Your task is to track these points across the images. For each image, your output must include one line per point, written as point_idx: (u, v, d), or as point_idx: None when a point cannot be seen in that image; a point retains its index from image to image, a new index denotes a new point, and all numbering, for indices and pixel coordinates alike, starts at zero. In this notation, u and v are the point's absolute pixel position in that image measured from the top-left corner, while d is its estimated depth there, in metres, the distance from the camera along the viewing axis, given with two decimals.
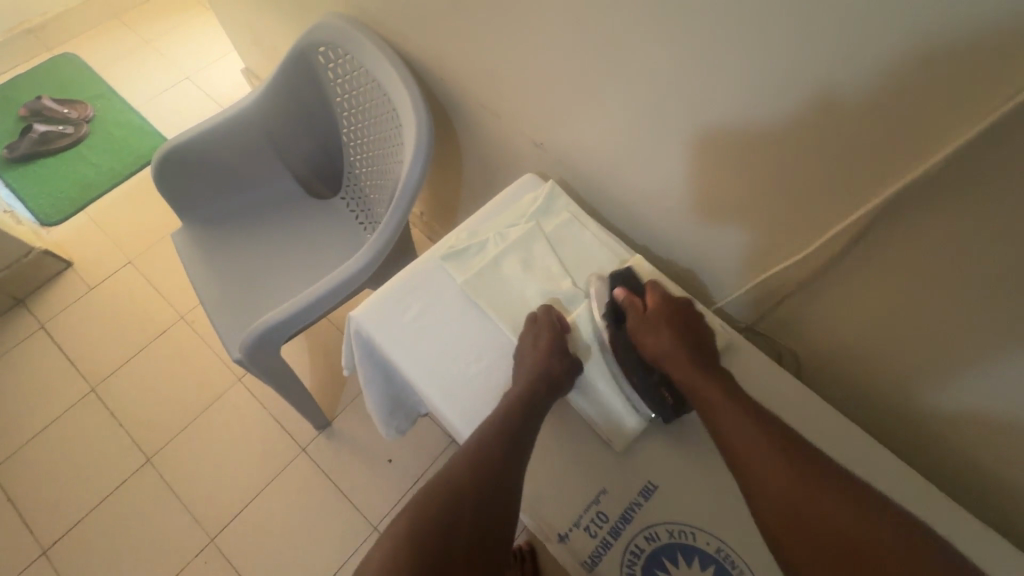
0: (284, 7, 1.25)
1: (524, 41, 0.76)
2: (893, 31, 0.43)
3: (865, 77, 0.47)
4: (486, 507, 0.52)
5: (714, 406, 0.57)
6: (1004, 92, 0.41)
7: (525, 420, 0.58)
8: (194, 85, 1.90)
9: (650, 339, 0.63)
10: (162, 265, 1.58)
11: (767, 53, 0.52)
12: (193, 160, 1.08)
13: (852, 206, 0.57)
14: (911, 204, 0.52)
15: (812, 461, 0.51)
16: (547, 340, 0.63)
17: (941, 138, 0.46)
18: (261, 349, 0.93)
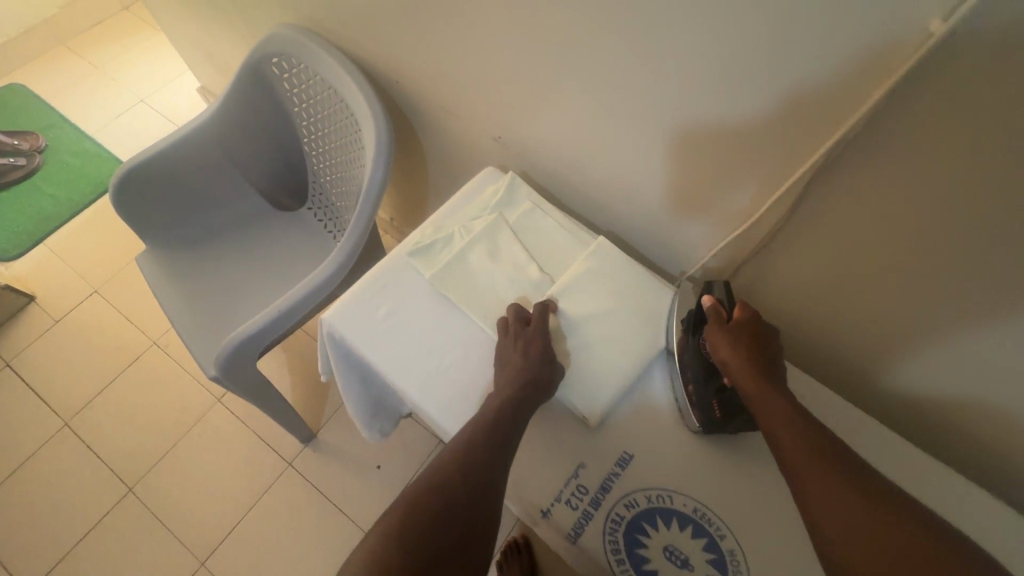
0: (235, 21, 1.25)
1: (474, 38, 0.78)
2: (807, 2, 0.47)
3: (788, 47, 0.51)
4: (469, 511, 0.52)
5: (781, 422, 0.53)
6: (906, 52, 0.45)
7: (510, 426, 0.58)
8: (149, 107, 1.87)
9: (725, 347, 0.59)
10: (129, 291, 1.55)
11: (699, 30, 0.55)
12: (154, 181, 1.07)
13: (791, 172, 0.60)
14: (842, 161, 0.55)
15: (889, 493, 0.46)
16: (534, 349, 0.63)
17: (860, 100, 0.50)
18: (237, 363, 0.93)
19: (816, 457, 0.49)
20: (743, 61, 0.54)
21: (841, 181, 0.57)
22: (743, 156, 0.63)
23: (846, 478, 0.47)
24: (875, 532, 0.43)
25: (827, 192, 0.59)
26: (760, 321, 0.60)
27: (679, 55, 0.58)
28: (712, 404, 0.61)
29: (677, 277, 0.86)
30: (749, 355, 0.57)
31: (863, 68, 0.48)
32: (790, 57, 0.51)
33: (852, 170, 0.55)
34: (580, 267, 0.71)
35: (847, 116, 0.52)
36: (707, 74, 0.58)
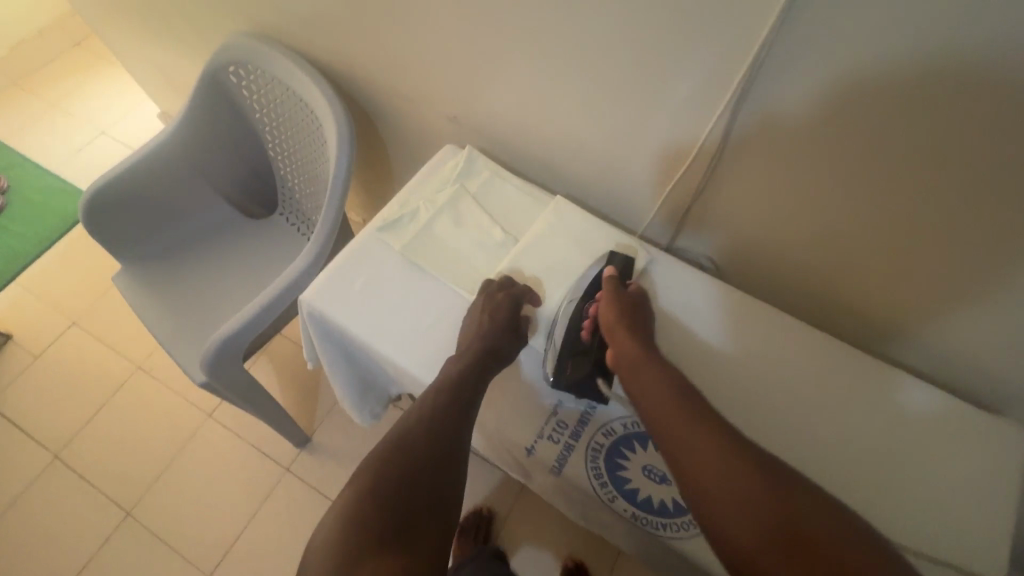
0: (185, 38, 1.27)
1: (419, 22, 0.82)
2: None
3: None
4: (436, 470, 0.57)
5: (654, 390, 0.58)
6: None
7: (469, 397, 0.61)
8: (110, 138, 1.87)
9: (604, 317, 0.65)
10: (108, 319, 1.55)
11: None
12: (123, 198, 1.08)
13: (722, 108, 0.65)
14: (761, 84, 0.61)
15: (751, 453, 0.52)
16: (498, 318, 0.66)
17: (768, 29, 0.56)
18: (223, 363, 0.94)
19: (687, 425, 0.54)
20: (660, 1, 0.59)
21: (764, 105, 0.63)
22: (677, 97, 0.68)
23: (714, 444, 0.52)
24: (740, 492, 0.48)
25: (754, 119, 0.65)
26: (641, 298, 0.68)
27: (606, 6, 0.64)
28: (567, 361, 0.64)
29: (637, 231, 0.91)
30: (628, 328, 0.63)
31: None
32: None
33: (770, 92, 0.61)
34: (542, 225, 0.75)
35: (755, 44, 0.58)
36: (634, 21, 0.63)
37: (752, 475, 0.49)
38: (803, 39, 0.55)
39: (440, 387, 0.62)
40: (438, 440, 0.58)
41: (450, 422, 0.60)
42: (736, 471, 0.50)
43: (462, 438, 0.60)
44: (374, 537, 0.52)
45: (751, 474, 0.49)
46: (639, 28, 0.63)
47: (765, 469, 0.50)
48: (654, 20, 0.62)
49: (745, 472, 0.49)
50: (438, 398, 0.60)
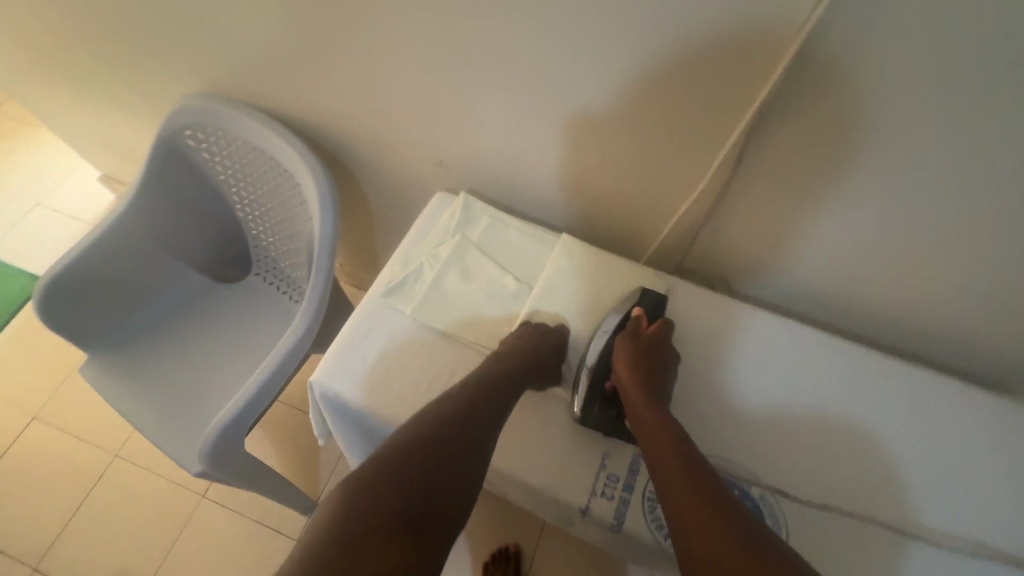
0: (128, 100, 1.18)
1: (396, 70, 0.78)
2: None
3: (704, 16, 0.56)
4: (461, 466, 0.53)
5: (650, 429, 0.56)
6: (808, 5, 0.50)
7: (503, 399, 0.60)
8: (48, 209, 1.73)
9: (618, 359, 0.63)
10: (75, 407, 1.42)
11: (616, 16, 0.59)
12: (84, 283, 0.99)
13: (729, 129, 0.66)
14: (773, 113, 0.61)
15: (732, 501, 0.48)
16: (539, 339, 0.67)
17: (777, 53, 0.56)
18: (223, 451, 0.87)
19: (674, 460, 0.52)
20: (663, 33, 0.59)
21: (775, 132, 0.63)
22: (682, 125, 0.68)
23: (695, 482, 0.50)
24: (708, 531, 0.45)
25: (767, 145, 0.64)
26: (663, 341, 0.65)
27: (603, 42, 0.62)
28: (597, 394, 0.64)
29: (641, 256, 0.91)
30: (640, 369, 0.61)
31: (768, 21, 0.53)
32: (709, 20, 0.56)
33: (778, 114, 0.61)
34: (552, 268, 0.73)
35: (766, 74, 0.58)
36: (634, 53, 0.62)
37: (722, 518, 0.46)
38: (816, 70, 0.55)
39: (472, 386, 0.60)
40: (467, 432, 0.55)
41: (481, 418, 0.57)
42: (708, 512, 0.47)
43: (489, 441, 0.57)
44: (391, 520, 0.46)
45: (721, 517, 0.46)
46: (641, 60, 0.62)
47: (744, 519, 0.46)
48: (657, 52, 0.61)
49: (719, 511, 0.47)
50: (469, 396, 0.59)
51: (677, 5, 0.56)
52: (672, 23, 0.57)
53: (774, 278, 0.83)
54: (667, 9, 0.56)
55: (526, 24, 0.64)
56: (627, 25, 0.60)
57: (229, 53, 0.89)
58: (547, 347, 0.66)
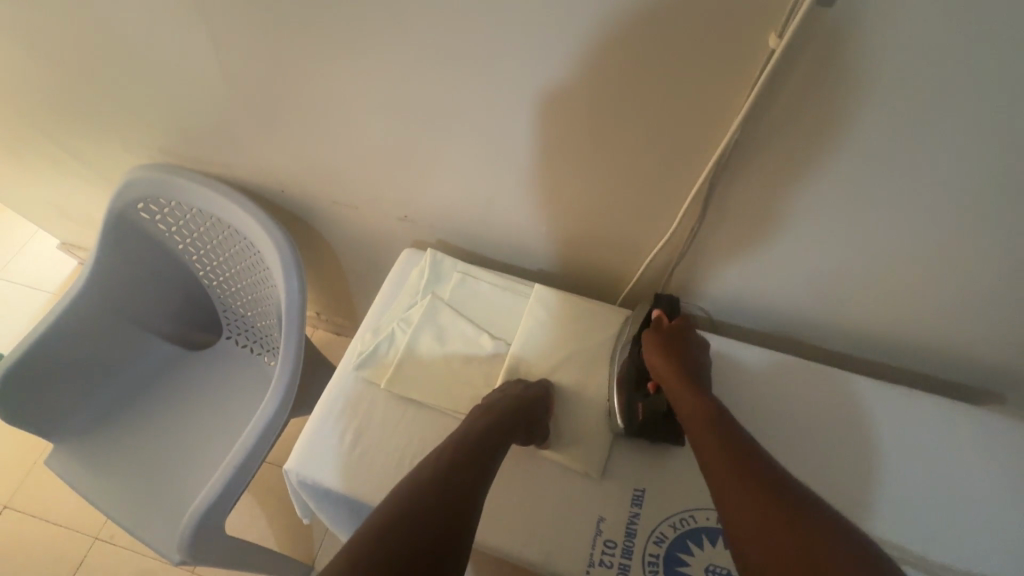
0: (80, 172, 1.14)
1: (352, 131, 0.77)
2: (661, 19, 0.51)
3: (656, 62, 0.55)
4: (450, 516, 0.47)
5: (694, 415, 0.56)
6: (765, 43, 0.50)
7: (489, 451, 0.56)
8: (6, 281, 1.65)
9: (651, 355, 0.63)
10: (49, 490, 1.36)
11: (567, 68, 0.58)
12: (42, 369, 0.94)
13: (696, 167, 0.65)
14: (738, 155, 0.60)
15: (782, 478, 0.47)
16: (521, 391, 0.63)
17: (737, 90, 0.55)
18: (203, 539, 0.83)
19: (721, 442, 0.52)
20: (619, 82, 0.58)
21: (741, 170, 0.62)
22: (648, 168, 0.67)
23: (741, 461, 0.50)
24: (756, 506, 0.45)
25: (735, 184, 0.64)
26: (691, 332, 0.65)
27: (559, 91, 0.61)
28: (635, 408, 0.63)
29: (619, 293, 0.89)
30: (676, 361, 0.61)
31: (724, 62, 0.53)
32: (664, 63, 0.55)
33: (743, 153, 0.60)
34: (528, 321, 0.71)
35: (728, 115, 0.58)
36: (592, 102, 0.61)
37: (770, 496, 0.46)
38: (776, 113, 0.55)
39: (457, 440, 0.56)
40: (455, 483, 0.51)
41: (467, 471, 0.53)
42: (756, 489, 0.47)
43: (479, 495, 0.51)
44: None
45: (769, 493, 0.46)
46: (599, 108, 0.62)
47: (794, 494, 0.46)
48: (615, 100, 0.60)
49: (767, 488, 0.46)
50: (456, 448, 0.55)
51: (627, 54, 0.55)
52: (627, 72, 0.57)
53: (753, 306, 0.82)
54: (623, 59, 0.56)
55: (482, 80, 0.63)
56: (583, 76, 0.59)
57: (180, 123, 0.86)
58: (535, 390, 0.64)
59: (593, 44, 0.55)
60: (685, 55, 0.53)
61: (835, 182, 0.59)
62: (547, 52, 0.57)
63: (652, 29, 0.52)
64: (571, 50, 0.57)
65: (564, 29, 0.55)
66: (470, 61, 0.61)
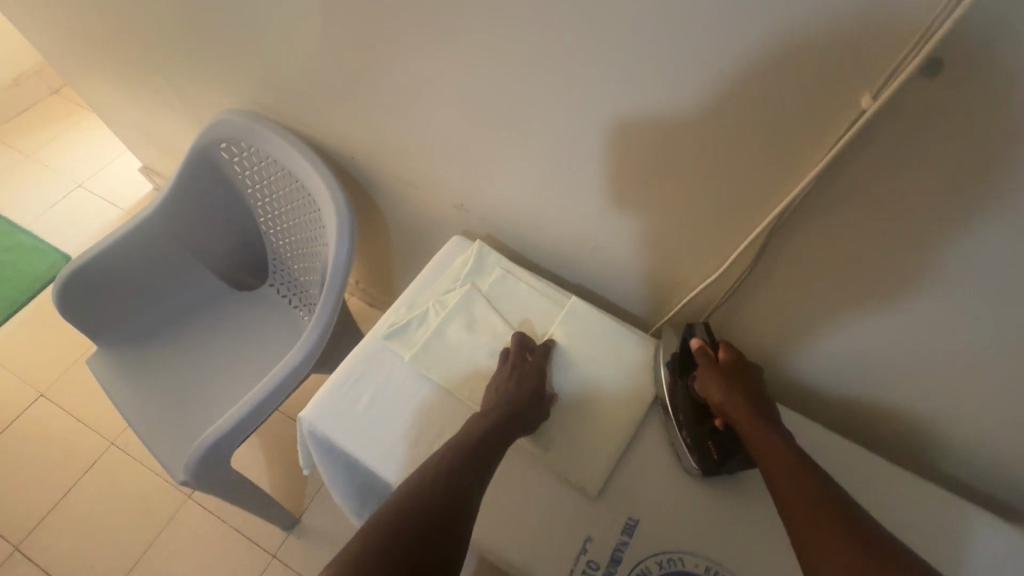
0: (176, 105, 1.22)
1: (429, 112, 0.79)
2: (755, 56, 0.50)
3: (740, 96, 0.54)
4: (447, 525, 0.49)
5: (772, 452, 0.55)
6: (860, 96, 0.48)
7: (485, 456, 0.57)
8: (87, 191, 1.79)
9: (714, 390, 0.61)
10: (81, 389, 1.45)
11: (647, 87, 0.58)
12: (104, 275, 1.02)
13: (761, 212, 0.63)
14: (805, 213, 0.59)
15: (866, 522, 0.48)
16: (523, 380, 0.65)
17: (821, 139, 0.53)
18: (209, 467, 0.87)
19: (795, 480, 0.52)
20: (695, 118, 0.58)
21: (806, 230, 0.61)
22: (707, 207, 0.66)
23: (838, 525, 0.47)
24: (839, 541, 0.46)
25: (796, 242, 0.63)
26: (745, 361, 0.63)
27: (635, 116, 0.62)
28: (708, 448, 0.62)
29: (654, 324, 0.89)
30: (739, 393, 0.60)
31: (814, 108, 0.51)
32: (750, 100, 0.54)
33: (814, 209, 0.58)
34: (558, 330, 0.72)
35: (803, 165, 0.56)
36: (664, 133, 0.62)
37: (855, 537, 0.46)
38: (852, 178, 0.54)
39: (457, 445, 0.57)
40: (452, 488, 0.52)
41: (464, 475, 0.54)
42: (843, 531, 0.47)
43: (473, 498, 0.53)
44: None
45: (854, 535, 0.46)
46: (672, 138, 0.62)
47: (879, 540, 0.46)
48: (687, 135, 0.60)
49: (857, 546, 0.45)
50: (459, 453, 0.56)
51: (713, 82, 0.54)
52: (710, 108, 0.56)
53: (788, 368, 0.80)
54: (709, 89, 0.55)
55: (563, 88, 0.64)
56: (663, 103, 0.59)
57: (273, 77, 0.91)
58: (534, 391, 0.65)
59: (681, 75, 0.55)
60: (771, 99, 0.52)
61: (904, 258, 0.57)
62: (632, 69, 0.58)
63: (739, 72, 0.52)
64: (654, 79, 0.57)
65: (654, 53, 0.55)
66: (552, 71, 0.63)
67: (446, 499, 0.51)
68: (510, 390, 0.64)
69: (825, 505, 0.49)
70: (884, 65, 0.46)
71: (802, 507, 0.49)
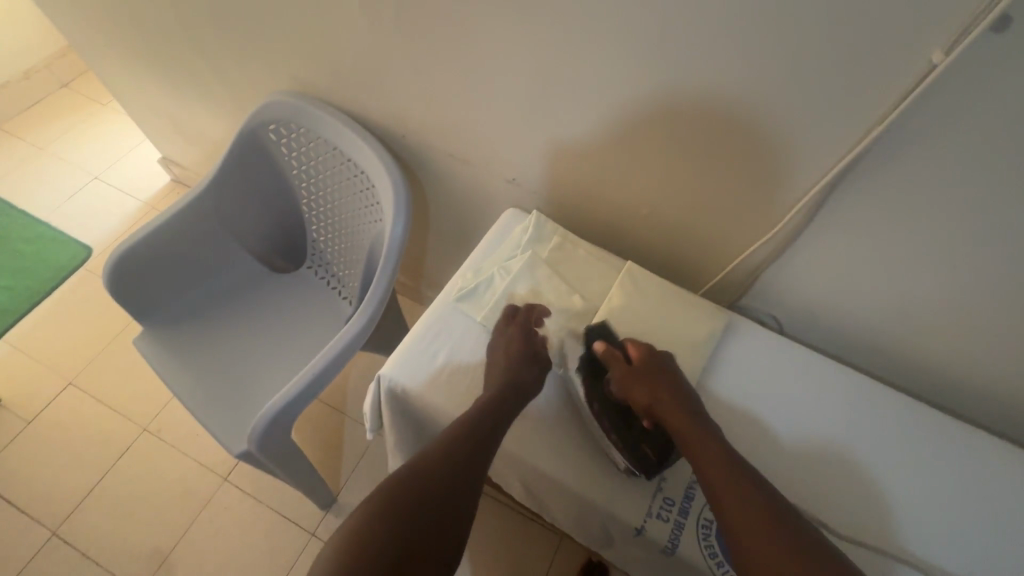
0: (212, 90, 1.24)
1: (485, 90, 0.83)
2: (827, 24, 0.54)
3: (809, 63, 0.58)
4: (452, 486, 0.58)
5: (698, 446, 0.59)
6: (929, 59, 0.52)
7: (494, 422, 0.62)
8: (106, 182, 1.79)
9: (639, 386, 0.65)
10: (111, 376, 1.46)
11: (718, 55, 0.61)
12: (152, 255, 1.04)
13: (818, 175, 0.68)
14: (862, 172, 0.64)
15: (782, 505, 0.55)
16: (514, 343, 0.69)
17: (886, 102, 0.57)
18: (271, 436, 0.90)
19: (725, 473, 0.57)
20: (763, 85, 0.62)
21: (862, 189, 0.66)
22: (761, 171, 0.71)
23: (763, 511, 0.54)
24: (766, 530, 0.52)
25: (852, 201, 0.68)
26: (656, 357, 0.67)
27: (700, 87, 0.66)
28: (643, 448, 0.64)
29: (698, 289, 0.94)
30: (663, 394, 0.64)
31: (882, 71, 0.55)
32: (820, 66, 0.57)
33: (878, 169, 0.63)
34: (617, 292, 0.76)
35: (863, 129, 0.61)
36: (730, 100, 0.65)
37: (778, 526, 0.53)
38: (911, 137, 0.58)
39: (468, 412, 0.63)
40: (462, 452, 0.60)
41: (473, 440, 0.61)
42: (769, 518, 0.53)
43: (479, 462, 0.60)
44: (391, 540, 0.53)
45: (777, 524, 0.53)
46: (738, 104, 0.65)
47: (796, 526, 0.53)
48: (749, 102, 0.64)
49: (779, 535, 0.52)
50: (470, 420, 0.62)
51: (783, 50, 0.58)
52: (779, 75, 0.60)
53: (829, 323, 0.86)
54: (780, 57, 0.58)
55: (630, 61, 0.67)
56: (730, 72, 0.62)
57: (325, 58, 0.94)
58: (538, 351, 0.70)
59: (750, 46, 0.59)
60: (841, 64, 0.56)
61: (954, 213, 0.62)
62: (702, 39, 0.61)
63: (811, 40, 0.56)
64: (725, 48, 0.61)
65: (728, 25, 0.58)
66: (621, 46, 0.66)
67: (455, 463, 0.59)
68: (518, 348, 0.69)
69: (753, 494, 0.55)
70: (955, 26, 0.50)
71: (734, 502, 0.54)
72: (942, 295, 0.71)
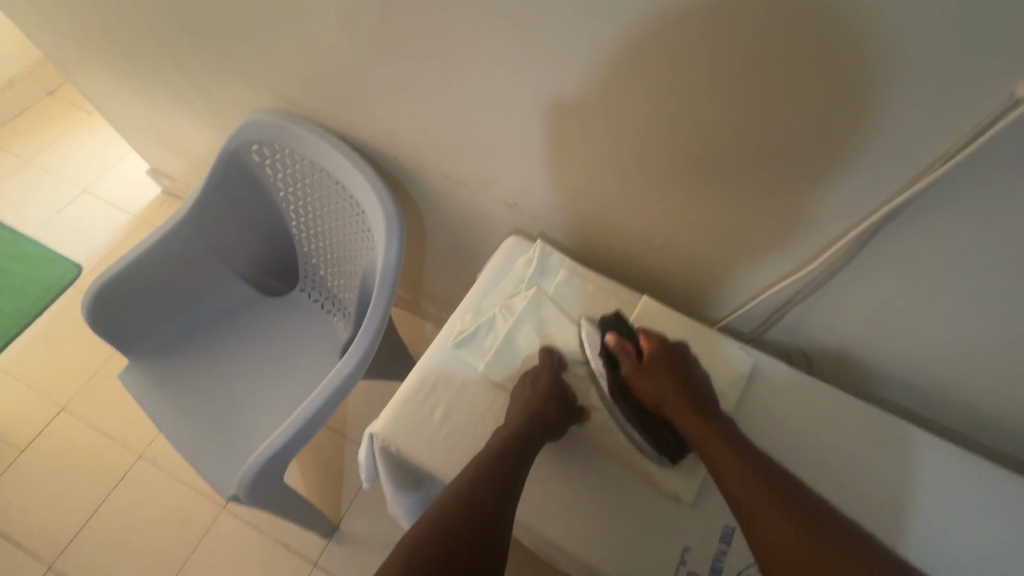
0: (195, 105, 1.17)
1: (486, 113, 0.75)
2: (884, 50, 0.46)
3: (863, 91, 0.50)
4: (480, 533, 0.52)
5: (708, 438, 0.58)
6: (1007, 90, 0.45)
7: (517, 462, 0.58)
8: (93, 196, 1.73)
9: (647, 381, 0.64)
10: (104, 401, 1.41)
11: (754, 82, 0.54)
12: (134, 287, 0.98)
13: (863, 210, 0.60)
14: (915, 209, 0.57)
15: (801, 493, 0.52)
16: (542, 379, 0.65)
17: (951, 136, 0.50)
18: (262, 484, 0.84)
19: (735, 464, 0.55)
20: (803, 112, 0.54)
21: (914, 226, 0.58)
22: (793, 202, 0.64)
23: (775, 500, 0.51)
24: (778, 519, 0.50)
25: (901, 238, 0.61)
26: (667, 347, 0.65)
27: (729, 115, 0.58)
28: (663, 438, 0.64)
29: (717, 320, 0.87)
30: (668, 387, 0.62)
31: (946, 102, 0.48)
32: (876, 94, 0.50)
33: (936, 208, 0.56)
34: None
35: (922, 163, 0.53)
36: (764, 127, 0.58)
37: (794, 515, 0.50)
38: (978, 175, 0.51)
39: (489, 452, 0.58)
40: (485, 495, 0.55)
41: (496, 482, 0.56)
42: (782, 507, 0.51)
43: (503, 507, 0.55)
44: None
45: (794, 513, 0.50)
46: (773, 131, 0.58)
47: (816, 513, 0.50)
48: (785, 130, 0.57)
49: (793, 525, 0.49)
50: (491, 460, 0.58)
51: (832, 76, 0.50)
52: (822, 103, 0.53)
53: (863, 359, 0.79)
54: (827, 83, 0.51)
55: (650, 84, 0.60)
56: (766, 99, 0.55)
57: (312, 76, 0.87)
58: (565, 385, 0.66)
59: (791, 72, 0.52)
60: (898, 93, 0.49)
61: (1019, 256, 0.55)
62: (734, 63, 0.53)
63: (865, 66, 0.48)
64: (760, 73, 0.53)
65: (764, 49, 0.51)
66: (642, 68, 0.59)
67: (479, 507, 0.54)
68: (546, 385, 0.64)
69: (767, 485, 0.53)
70: None
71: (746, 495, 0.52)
72: (997, 339, 0.64)
